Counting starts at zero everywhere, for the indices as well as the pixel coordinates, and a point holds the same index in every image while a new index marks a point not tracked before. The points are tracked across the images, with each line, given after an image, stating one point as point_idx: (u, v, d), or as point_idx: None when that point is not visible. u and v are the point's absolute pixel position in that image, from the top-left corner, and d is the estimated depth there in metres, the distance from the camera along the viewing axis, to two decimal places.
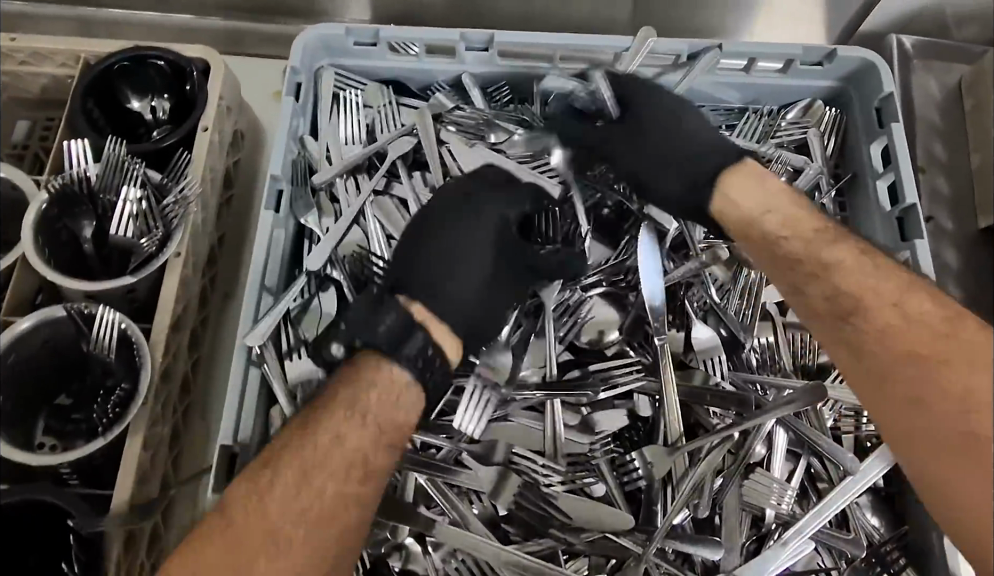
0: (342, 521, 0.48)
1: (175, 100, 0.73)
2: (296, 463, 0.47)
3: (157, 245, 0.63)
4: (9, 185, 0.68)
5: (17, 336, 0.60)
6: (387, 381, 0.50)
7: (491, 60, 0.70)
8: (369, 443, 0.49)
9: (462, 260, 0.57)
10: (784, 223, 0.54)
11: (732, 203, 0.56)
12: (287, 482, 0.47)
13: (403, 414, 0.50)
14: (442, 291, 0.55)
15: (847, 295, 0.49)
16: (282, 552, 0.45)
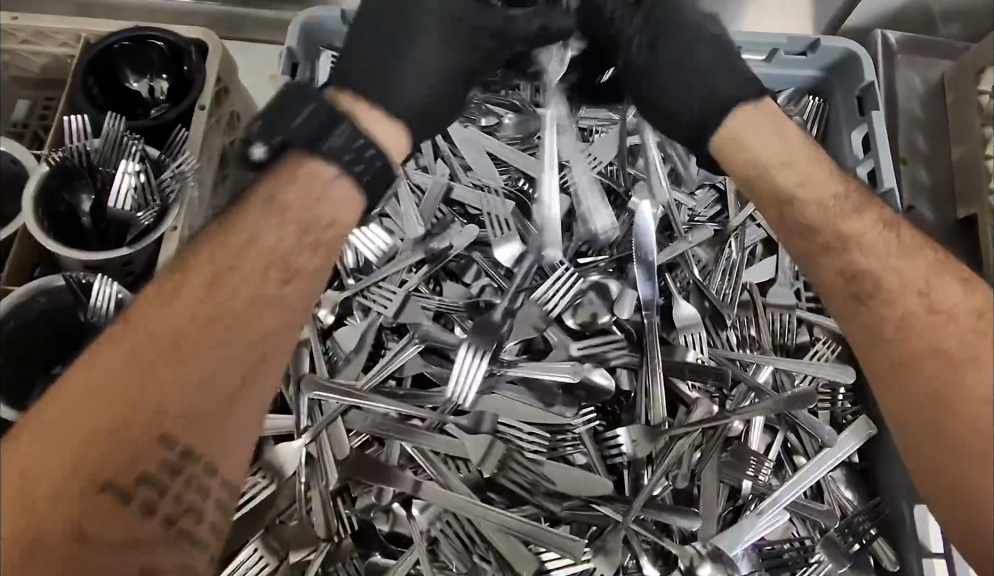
0: (260, 328, 0.49)
1: (173, 80, 0.74)
2: (196, 280, 0.48)
3: (154, 219, 0.65)
4: (9, 159, 0.69)
5: (17, 304, 0.62)
6: (308, 172, 0.52)
7: None
8: (279, 253, 0.50)
9: (417, 36, 0.60)
10: (811, 189, 0.55)
11: (749, 145, 0.57)
12: (204, 283, 0.48)
13: (322, 208, 0.51)
14: (387, 88, 0.58)
15: (864, 272, 0.52)
16: (195, 350, 0.46)
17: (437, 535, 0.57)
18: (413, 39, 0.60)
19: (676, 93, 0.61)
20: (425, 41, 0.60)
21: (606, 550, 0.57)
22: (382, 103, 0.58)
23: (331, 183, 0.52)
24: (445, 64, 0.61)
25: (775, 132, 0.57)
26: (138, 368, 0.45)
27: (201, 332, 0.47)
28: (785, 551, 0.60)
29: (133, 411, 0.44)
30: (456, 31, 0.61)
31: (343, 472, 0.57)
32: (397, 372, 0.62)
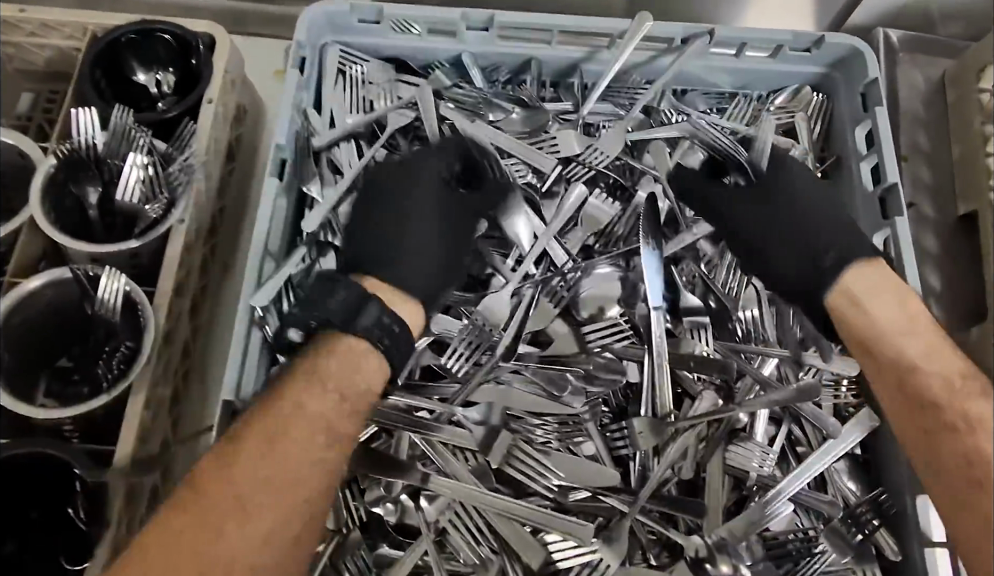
0: (309, 499, 0.50)
1: (180, 73, 0.74)
2: (268, 422, 0.50)
3: (161, 211, 0.65)
4: (16, 152, 0.69)
5: (20, 296, 0.61)
6: (354, 355, 0.54)
7: (491, 40, 0.72)
8: (332, 425, 0.52)
9: (417, 216, 0.64)
10: (912, 336, 0.55)
11: (869, 304, 0.57)
12: (255, 459, 0.49)
13: (361, 377, 0.53)
14: (390, 260, 0.60)
15: (933, 402, 0.52)
16: (249, 518, 0.47)
17: (445, 525, 0.57)
18: (412, 215, 0.64)
19: (789, 243, 0.64)
20: (418, 197, 0.64)
21: (613, 540, 0.57)
22: (389, 275, 0.60)
23: (364, 362, 0.54)
24: (439, 231, 0.63)
25: (898, 299, 0.57)
26: (198, 533, 0.46)
27: (268, 508, 0.48)
28: (791, 543, 0.61)
29: (215, 549, 0.46)
30: (425, 163, 0.65)
31: (352, 462, 0.58)
32: (406, 363, 0.62)
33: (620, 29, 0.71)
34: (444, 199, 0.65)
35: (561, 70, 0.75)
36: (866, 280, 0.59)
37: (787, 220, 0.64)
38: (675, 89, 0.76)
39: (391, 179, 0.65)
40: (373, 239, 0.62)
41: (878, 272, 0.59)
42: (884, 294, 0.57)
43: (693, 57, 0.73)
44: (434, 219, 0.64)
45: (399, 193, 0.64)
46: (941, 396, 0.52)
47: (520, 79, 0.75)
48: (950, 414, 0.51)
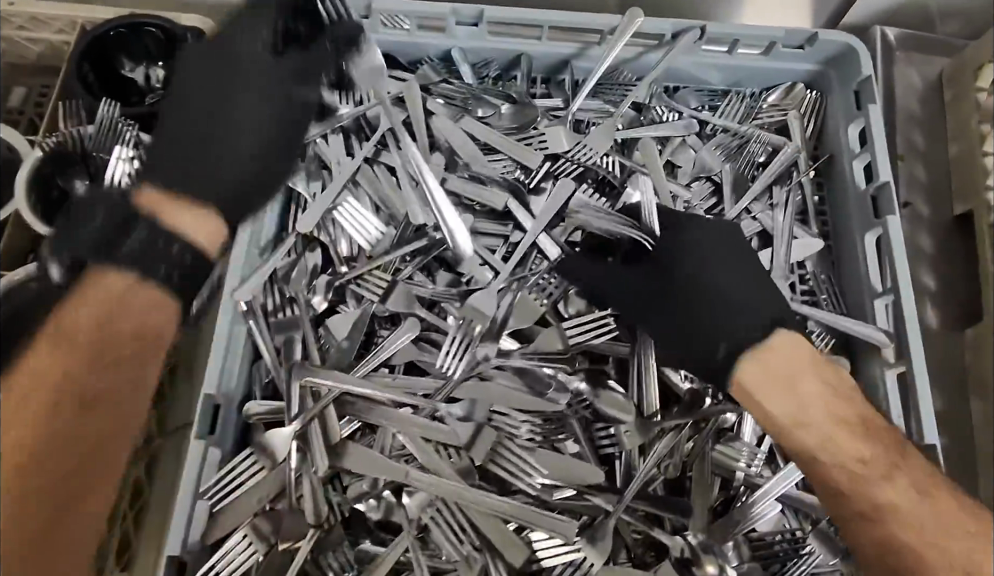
0: (100, 411, 0.49)
1: (169, 68, 0.74)
2: (16, 396, 0.46)
3: None
4: (5, 146, 0.68)
5: (7, 289, 0.61)
6: (147, 295, 0.51)
7: (481, 35, 0.72)
8: (84, 373, 0.48)
9: (240, 99, 0.61)
10: (812, 427, 0.54)
11: (771, 399, 0.55)
12: (39, 404, 0.46)
13: (156, 311, 0.51)
14: (214, 170, 0.58)
15: (840, 491, 0.54)
16: (34, 461, 0.45)
17: (427, 523, 0.57)
18: (234, 118, 0.60)
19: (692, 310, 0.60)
20: (252, 96, 0.61)
21: (596, 539, 0.57)
22: (199, 182, 0.57)
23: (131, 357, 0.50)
24: (266, 133, 0.61)
25: (794, 388, 0.54)
26: None
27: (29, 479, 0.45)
28: (778, 545, 0.60)
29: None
30: (268, 65, 0.62)
31: (335, 457, 0.57)
32: (390, 359, 0.62)
33: (611, 24, 0.70)
34: (261, 64, 0.61)
35: (552, 67, 0.75)
36: (781, 366, 0.55)
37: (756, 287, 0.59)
38: (667, 86, 0.76)
39: (244, 66, 0.61)
40: (195, 172, 0.57)
41: (780, 351, 0.55)
42: (787, 382, 0.54)
43: (685, 53, 0.72)
44: (266, 142, 0.61)
45: (209, 111, 0.60)
46: (846, 484, 0.53)
47: (510, 75, 0.74)
48: (863, 501, 0.53)
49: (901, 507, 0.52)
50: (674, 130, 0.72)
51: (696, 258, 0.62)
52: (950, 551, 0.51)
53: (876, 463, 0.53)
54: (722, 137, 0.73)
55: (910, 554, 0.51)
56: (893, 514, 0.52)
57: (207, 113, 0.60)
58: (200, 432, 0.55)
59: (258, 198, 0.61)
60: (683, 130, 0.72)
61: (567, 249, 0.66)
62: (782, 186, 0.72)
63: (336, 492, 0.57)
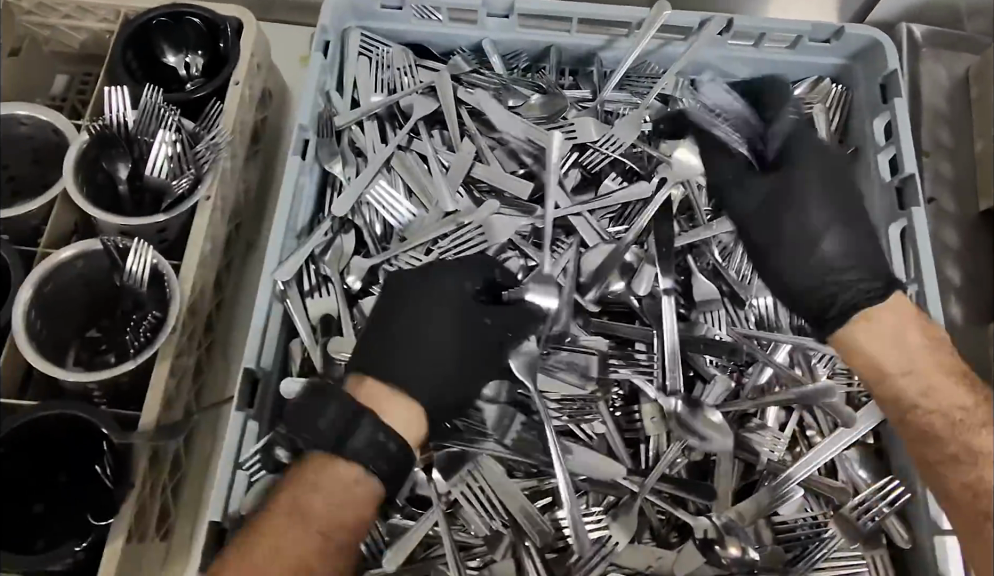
0: (334, 540, 0.49)
1: (209, 57, 0.77)
2: (271, 534, 0.49)
3: (189, 186, 0.67)
4: (51, 129, 0.71)
5: (53, 266, 0.62)
6: (330, 475, 0.50)
7: (511, 27, 0.74)
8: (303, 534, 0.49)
9: (444, 325, 0.57)
10: (911, 372, 0.53)
11: (869, 344, 0.55)
12: (269, 538, 0.48)
13: (346, 511, 0.50)
14: (395, 370, 0.54)
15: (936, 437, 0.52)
16: None
17: (457, 497, 0.58)
18: (427, 334, 0.56)
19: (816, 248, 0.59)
20: (453, 331, 0.57)
21: (621, 518, 0.58)
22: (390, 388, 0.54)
23: (359, 478, 0.50)
24: (454, 355, 0.56)
25: (897, 336, 0.54)
26: None
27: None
28: (800, 528, 0.61)
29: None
30: (477, 318, 0.58)
31: None
32: None
33: (639, 17, 0.72)
34: (467, 309, 0.58)
35: (581, 59, 0.76)
36: (885, 321, 0.54)
37: (859, 243, 0.59)
38: (693, 79, 0.77)
39: (439, 276, 0.59)
40: (399, 332, 0.56)
41: (893, 305, 0.55)
42: (887, 329, 0.54)
43: (711, 46, 0.74)
44: (462, 338, 0.57)
45: (406, 304, 0.58)
46: (945, 432, 0.51)
47: (539, 66, 0.76)
48: (955, 444, 0.51)
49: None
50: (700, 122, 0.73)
51: (817, 190, 0.60)
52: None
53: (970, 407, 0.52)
54: None
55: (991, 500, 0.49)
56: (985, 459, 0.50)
57: (416, 339, 0.56)
58: (240, 404, 0.57)
59: (480, 377, 0.58)
60: None
61: (601, 236, 0.67)
62: None
63: None
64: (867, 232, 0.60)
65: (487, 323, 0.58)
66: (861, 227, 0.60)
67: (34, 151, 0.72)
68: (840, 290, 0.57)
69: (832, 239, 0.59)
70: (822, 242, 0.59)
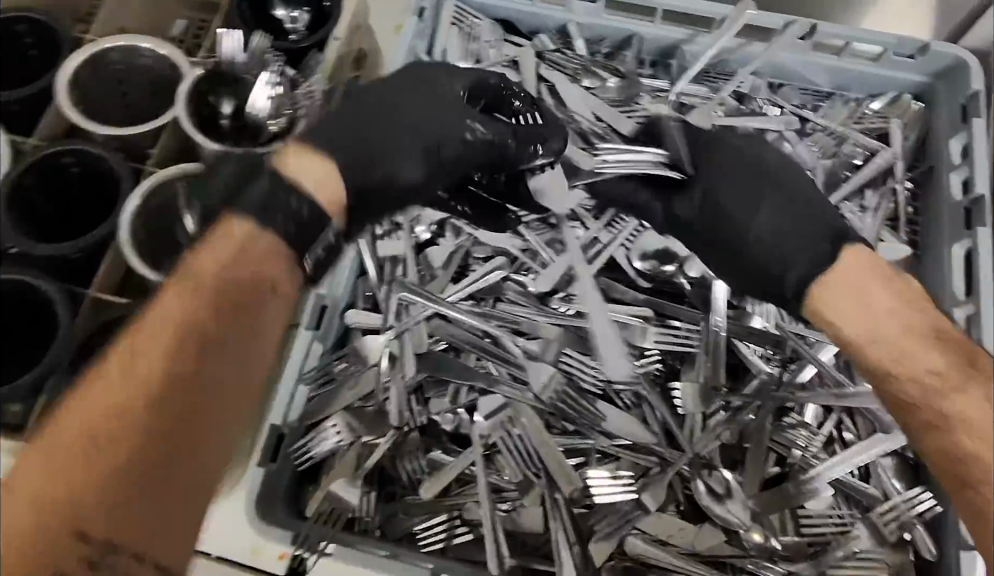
0: (227, 319, 0.50)
1: (313, 13, 0.82)
2: (164, 305, 0.49)
3: (281, 128, 0.73)
4: (168, 64, 0.78)
5: (160, 182, 0.68)
6: (227, 233, 0.52)
7: (597, 13, 0.77)
8: (196, 309, 0.50)
9: (410, 118, 0.61)
10: (893, 344, 0.50)
11: (839, 308, 0.53)
12: (169, 301, 0.49)
13: (240, 266, 0.51)
14: (359, 137, 0.59)
15: (918, 407, 0.49)
16: (176, 354, 0.48)
17: (496, 441, 0.61)
18: (403, 122, 0.61)
19: (783, 211, 0.59)
20: (424, 124, 0.61)
21: (650, 486, 0.61)
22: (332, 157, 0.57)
23: (265, 246, 0.52)
24: (419, 151, 0.61)
25: (864, 298, 0.52)
26: (130, 381, 0.47)
27: (186, 385, 0.47)
28: (828, 526, 0.62)
29: (129, 438, 0.45)
30: (452, 127, 0.61)
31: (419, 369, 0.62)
32: (480, 292, 0.66)
33: (722, 14, 0.73)
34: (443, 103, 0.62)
35: (662, 51, 0.79)
36: (855, 272, 0.53)
37: (797, 220, 0.58)
38: (770, 81, 0.78)
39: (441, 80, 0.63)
40: (378, 126, 0.60)
41: (860, 260, 0.54)
42: (869, 286, 0.52)
43: (792, 50, 0.75)
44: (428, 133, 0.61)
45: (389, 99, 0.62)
46: (918, 397, 0.49)
47: (620, 54, 0.79)
48: (932, 412, 0.49)
49: (974, 418, 0.47)
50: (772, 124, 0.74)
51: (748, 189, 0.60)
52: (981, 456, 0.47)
53: (950, 364, 0.49)
54: (818, 136, 0.75)
55: (983, 469, 0.47)
56: (965, 428, 0.48)
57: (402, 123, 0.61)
58: (306, 323, 0.61)
59: (421, 169, 0.61)
60: (782, 125, 0.75)
61: None
62: (874, 190, 0.74)
63: (416, 403, 0.62)
64: (820, 208, 0.59)
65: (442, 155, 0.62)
66: (800, 207, 0.59)
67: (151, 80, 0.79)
68: (796, 265, 0.56)
69: (767, 216, 0.59)
70: (756, 216, 0.59)
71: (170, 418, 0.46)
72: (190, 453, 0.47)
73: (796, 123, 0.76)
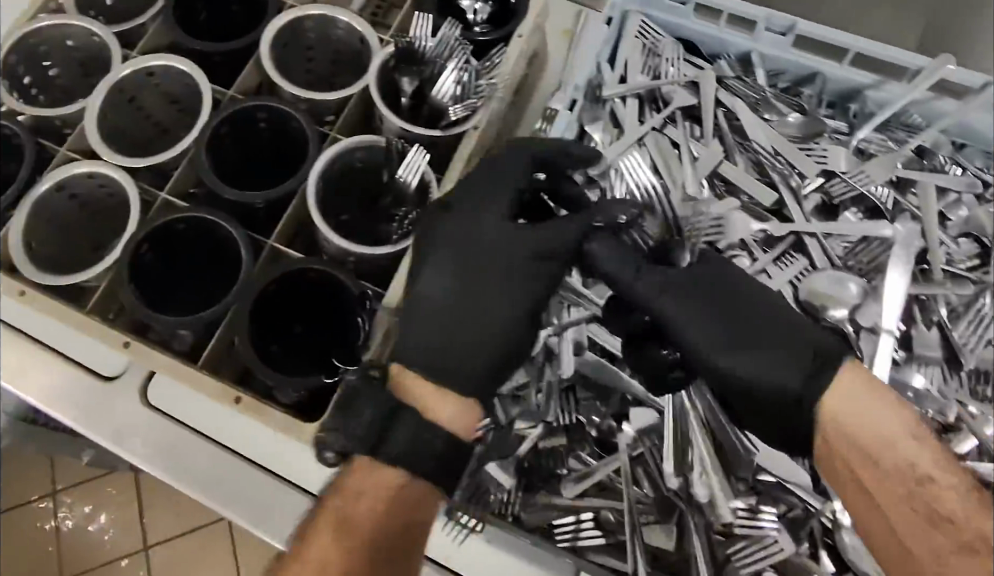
0: (404, 519, 0.63)
1: (497, 7, 0.84)
2: (327, 517, 0.63)
3: (462, 113, 0.74)
4: (358, 38, 0.82)
5: (343, 151, 0.73)
6: (384, 474, 0.63)
7: (785, 45, 0.76)
8: (354, 517, 0.63)
9: (493, 292, 0.70)
10: (934, 460, 0.59)
11: (844, 417, 0.61)
12: (327, 523, 0.63)
13: (382, 507, 0.63)
14: (440, 348, 0.68)
15: (867, 462, 0.60)
16: (355, 533, 0.62)
17: (642, 451, 0.70)
18: (467, 289, 0.69)
19: (780, 348, 0.63)
20: (502, 301, 0.70)
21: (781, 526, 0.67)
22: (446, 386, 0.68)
23: (431, 496, 0.64)
24: (452, 296, 0.69)
25: (866, 395, 0.60)
26: (326, 534, 0.62)
27: (350, 522, 0.63)
28: None
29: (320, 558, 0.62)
30: (537, 233, 0.69)
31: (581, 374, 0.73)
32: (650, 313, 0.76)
33: (919, 64, 0.70)
34: (506, 235, 0.70)
35: (843, 92, 0.77)
36: (849, 383, 0.61)
37: (747, 351, 0.64)
38: (954, 140, 0.75)
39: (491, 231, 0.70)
40: (455, 325, 0.69)
41: (848, 382, 0.61)
42: (875, 397, 0.60)
43: (982, 112, 0.72)
44: (490, 328, 0.69)
45: (413, 273, 0.68)
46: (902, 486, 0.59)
47: (800, 90, 0.78)
48: (916, 494, 0.59)
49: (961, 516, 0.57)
50: (953, 184, 0.72)
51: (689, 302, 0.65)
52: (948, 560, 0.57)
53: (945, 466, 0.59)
54: None
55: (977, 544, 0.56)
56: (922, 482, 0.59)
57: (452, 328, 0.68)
58: None
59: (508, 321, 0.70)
60: (964, 186, 0.72)
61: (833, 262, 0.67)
62: None
63: None
64: (753, 299, 0.65)
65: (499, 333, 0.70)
66: (788, 334, 0.64)
67: (338, 52, 0.85)
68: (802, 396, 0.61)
69: (743, 363, 0.64)
70: (735, 370, 0.64)
71: (336, 529, 0.62)
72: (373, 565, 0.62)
73: (977, 186, 0.73)
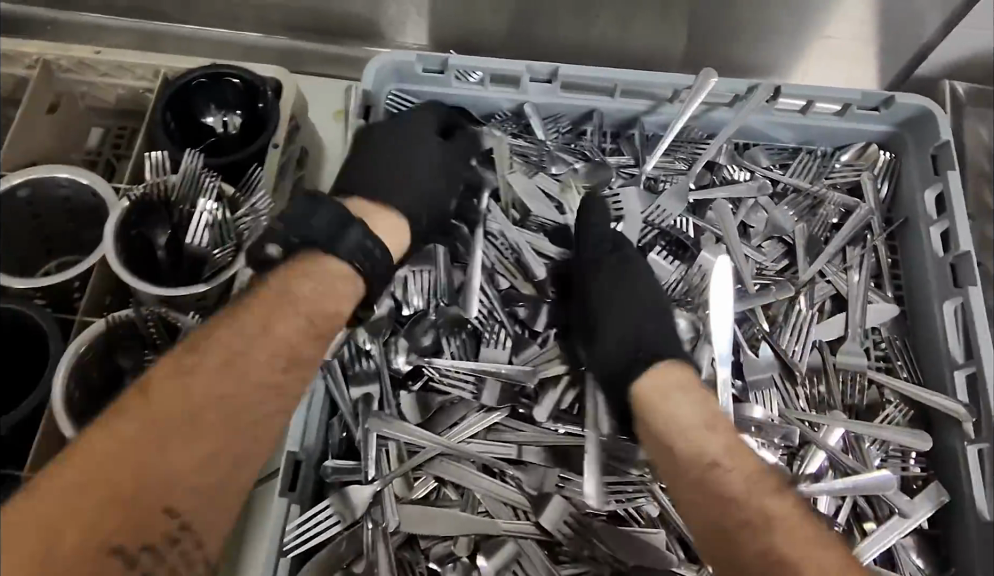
0: (165, 485, 0.48)
1: (246, 116, 0.77)
2: (140, 415, 0.48)
3: (230, 256, 0.67)
4: (90, 192, 0.71)
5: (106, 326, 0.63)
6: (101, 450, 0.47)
7: (553, 91, 0.73)
8: (155, 442, 0.48)
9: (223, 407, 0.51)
10: (722, 450, 0.53)
11: (666, 410, 0.54)
12: (183, 429, 0.49)
13: None
14: (227, 428, 0.50)
15: (782, 557, 0.47)
16: (187, 460, 0.49)
17: None
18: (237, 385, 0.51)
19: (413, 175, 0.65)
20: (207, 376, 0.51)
21: None
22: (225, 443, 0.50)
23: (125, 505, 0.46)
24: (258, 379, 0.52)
25: (706, 409, 0.55)
26: (175, 459, 0.48)
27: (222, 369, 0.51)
28: None
29: (161, 435, 0.48)
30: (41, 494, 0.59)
31: (410, 499, 0.59)
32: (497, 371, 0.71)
33: (684, 83, 0.71)
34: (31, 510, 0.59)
35: (620, 123, 0.76)
36: (675, 379, 0.56)
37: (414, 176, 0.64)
38: (738, 143, 0.76)
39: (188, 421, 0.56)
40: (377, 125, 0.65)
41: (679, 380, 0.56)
42: (688, 395, 0.55)
43: (757, 112, 0.72)
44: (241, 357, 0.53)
45: None
46: (787, 547, 0.48)
47: (581, 129, 0.75)
48: (792, 570, 0.47)
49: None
50: (743, 190, 0.72)
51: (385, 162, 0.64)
52: (829, 570, 0.47)
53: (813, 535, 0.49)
54: (795, 199, 0.73)
55: None
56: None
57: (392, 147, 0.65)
58: (282, 489, 0.56)
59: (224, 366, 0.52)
60: (756, 189, 0.72)
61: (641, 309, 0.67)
62: (856, 248, 0.72)
63: (411, 550, 0.58)
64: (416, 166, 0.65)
65: (455, 144, 0.69)
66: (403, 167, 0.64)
67: (71, 210, 0.73)
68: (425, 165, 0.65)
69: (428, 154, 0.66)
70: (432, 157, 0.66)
71: (260, 330, 0.53)
72: (270, 356, 0.53)
73: (768, 185, 0.73)
